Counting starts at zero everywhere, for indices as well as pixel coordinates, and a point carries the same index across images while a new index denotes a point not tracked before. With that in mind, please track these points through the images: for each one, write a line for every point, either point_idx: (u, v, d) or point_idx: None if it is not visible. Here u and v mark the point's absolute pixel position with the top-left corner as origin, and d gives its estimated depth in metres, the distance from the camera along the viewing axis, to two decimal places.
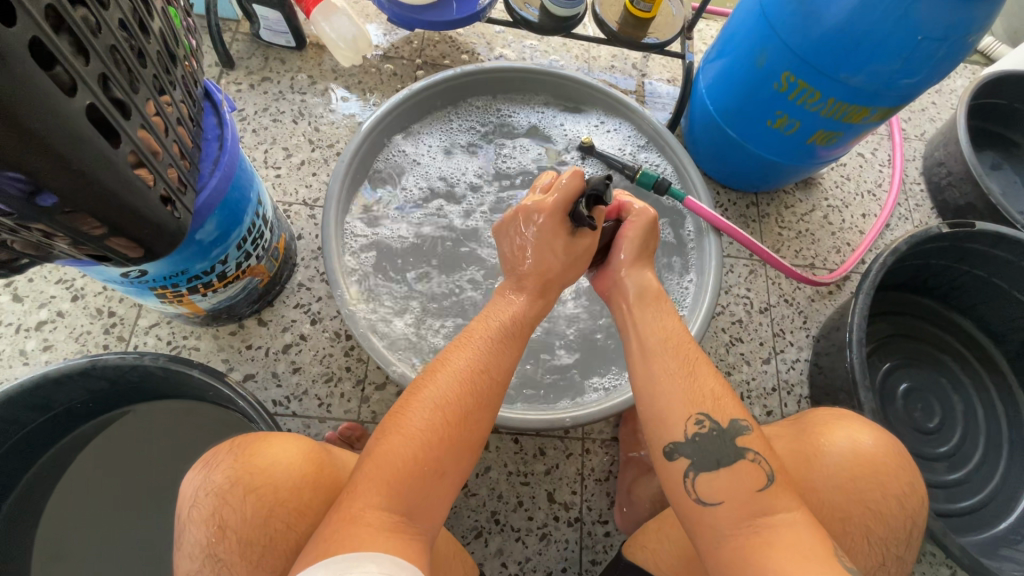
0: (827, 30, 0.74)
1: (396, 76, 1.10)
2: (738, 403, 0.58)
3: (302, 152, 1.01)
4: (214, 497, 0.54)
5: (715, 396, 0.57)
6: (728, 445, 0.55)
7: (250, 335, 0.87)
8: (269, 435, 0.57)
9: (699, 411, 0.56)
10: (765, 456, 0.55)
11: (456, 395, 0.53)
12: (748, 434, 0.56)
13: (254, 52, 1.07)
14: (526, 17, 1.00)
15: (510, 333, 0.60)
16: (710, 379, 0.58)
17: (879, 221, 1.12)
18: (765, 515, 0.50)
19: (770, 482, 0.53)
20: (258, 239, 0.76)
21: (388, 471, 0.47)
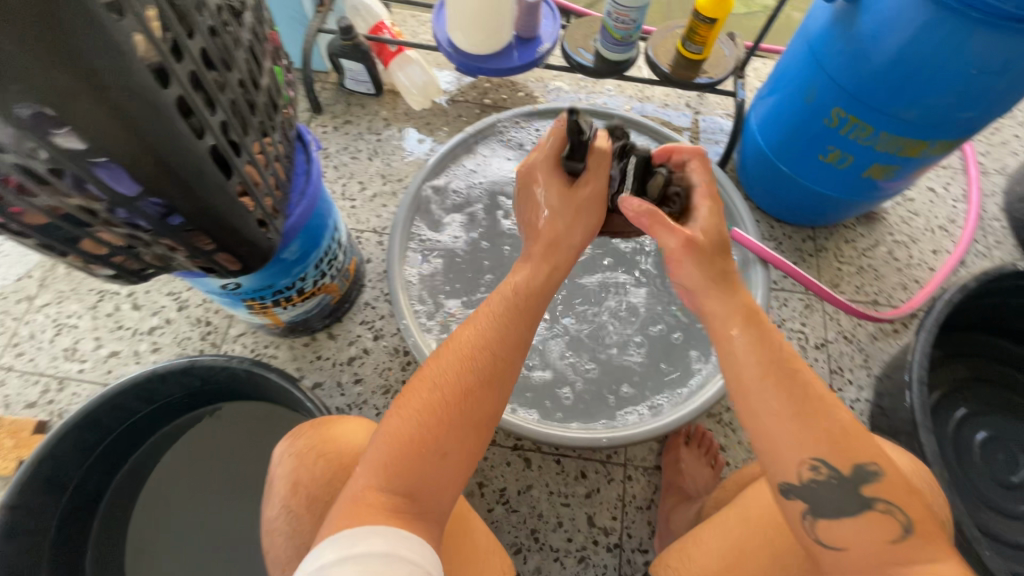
0: (876, 67, 0.75)
1: (461, 118, 1.21)
2: (865, 445, 0.50)
3: (374, 185, 1.12)
4: (295, 458, 0.61)
5: (833, 439, 0.49)
6: (852, 497, 0.49)
7: (320, 347, 0.96)
8: (344, 416, 0.66)
9: (814, 457, 0.49)
10: (900, 507, 0.49)
11: (454, 377, 0.55)
12: (879, 483, 0.49)
13: (339, 99, 1.21)
14: (581, 62, 1.07)
15: (514, 301, 0.60)
16: (824, 419, 0.50)
17: (952, 259, 1.06)
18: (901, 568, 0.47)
19: (906, 532, 0.48)
20: (332, 261, 0.86)
21: (390, 452, 0.50)
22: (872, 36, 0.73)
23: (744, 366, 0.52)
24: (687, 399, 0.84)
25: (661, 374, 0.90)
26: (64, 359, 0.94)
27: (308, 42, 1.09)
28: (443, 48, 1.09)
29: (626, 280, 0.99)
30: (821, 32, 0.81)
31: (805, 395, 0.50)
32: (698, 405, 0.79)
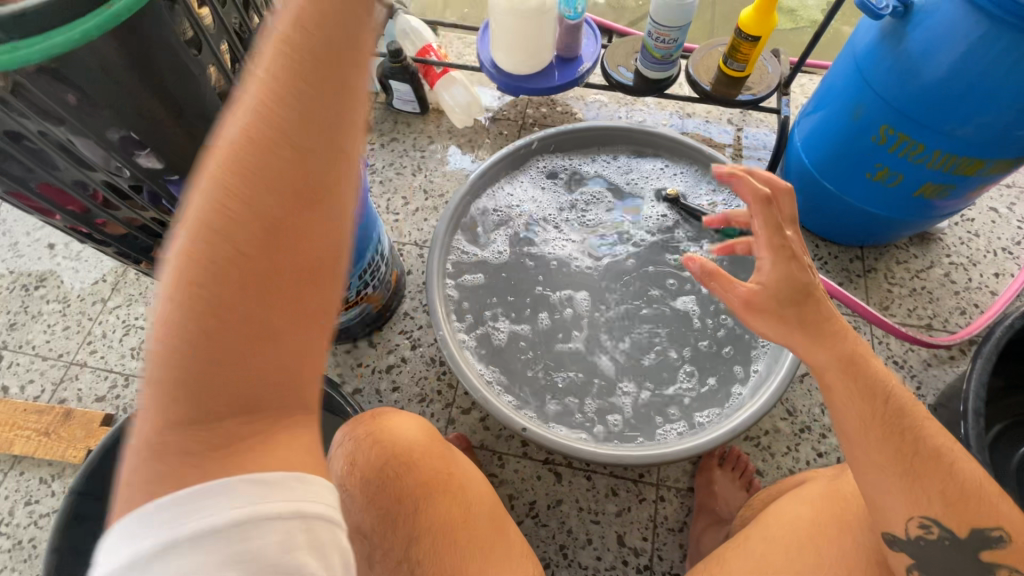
0: (927, 84, 0.72)
1: (501, 135, 1.24)
2: (987, 507, 0.53)
3: (417, 200, 1.17)
4: (355, 443, 0.64)
5: (949, 498, 0.53)
6: (968, 558, 0.53)
7: (361, 354, 1.00)
8: (402, 411, 0.67)
9: (924, 516, 0.53)
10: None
11: (213, 236, 0.34)
12: (1002, 547, 0.52)
13: (387, 117, 1.27)
14: (620, 81, 1.09)
15: (304, 71, 0.34)
16: (941, 480, 0.53)
17: (1016, 283, 1.00)
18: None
19: None
20: (375, 272, 0.90)
21: (177, 361, 0.35)
22: (921, 52, 0.71)
23: (849, 423, 0.56)
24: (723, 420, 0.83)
25: (697, 394, 0.89)
26: (131, 357, 1.02)
27: None
28: (486, 69, 1.12)
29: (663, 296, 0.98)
30: (867, 48, 0.79)
31: (916, 454, 0.54)
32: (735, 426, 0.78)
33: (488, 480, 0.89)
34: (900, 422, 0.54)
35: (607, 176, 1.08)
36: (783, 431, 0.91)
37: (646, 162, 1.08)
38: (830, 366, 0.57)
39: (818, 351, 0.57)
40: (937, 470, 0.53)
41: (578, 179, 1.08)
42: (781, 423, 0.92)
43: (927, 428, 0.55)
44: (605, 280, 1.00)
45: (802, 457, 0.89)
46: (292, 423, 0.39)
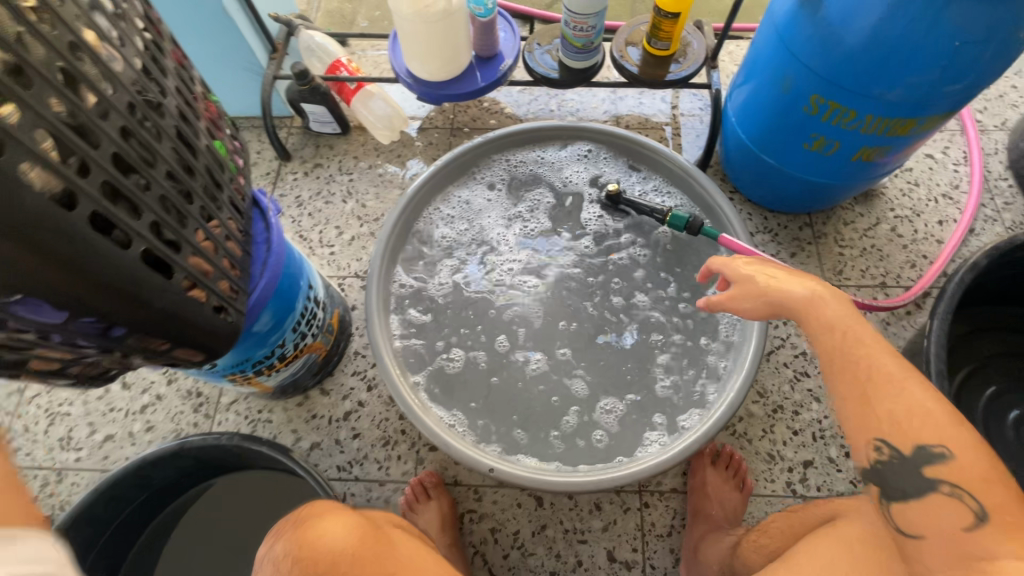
0: (850, 49, 0.70)
1: (432, 145, 1.17)
2: (935, 428, 0.51)
3: (352, 228, 1.09)
4: (273, 565, 0.58)
5: (897, 420, 0.52)
6: (914, 478, 0.51)
7: (314, 405, 0.94)
8: (327, 512, 0.60)
9: (876, 437, 0.53)
10: (971, 491, 0.48)
11: None
12: (946, 464, 0.50)
13: (306, 142, 1.18)
14: (545, 74, 1.03)
15: None
16: (889, 401, 0.53)
17: (959, 228, 1.01)
18: (983, 560, 0.45)
19: (981, 520, 0.47)
20: (312, 320, 0.83)
21: None
22: (840, 17, 0.69)
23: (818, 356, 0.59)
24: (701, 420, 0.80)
25: (667, 392, 0.86)
26: (60, 449, 0.93)
27: (265, 92, 1.06)
28: (402, 79, 1.05)
29: (620, 295, 0.95)
30: (788, 17, 0.76)
31: (873, 379, 0.54)
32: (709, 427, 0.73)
33: (467, 517, 0.86)
34: (851, 349, 0.57)
35: (543, 180, 1.03)
36: (757, 415, 0.90)
37: (581, 156, 1.04)
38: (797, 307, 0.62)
39: (795, 297, 0.63)
40: (889, 391, 0.53)
41: (512, 189, 1.03)
42: (754, 406, 0.91)
43: (875, 357, 0.56)
44: (558, 287, 0.96)
45: (779, 438, 0.89)
46: None
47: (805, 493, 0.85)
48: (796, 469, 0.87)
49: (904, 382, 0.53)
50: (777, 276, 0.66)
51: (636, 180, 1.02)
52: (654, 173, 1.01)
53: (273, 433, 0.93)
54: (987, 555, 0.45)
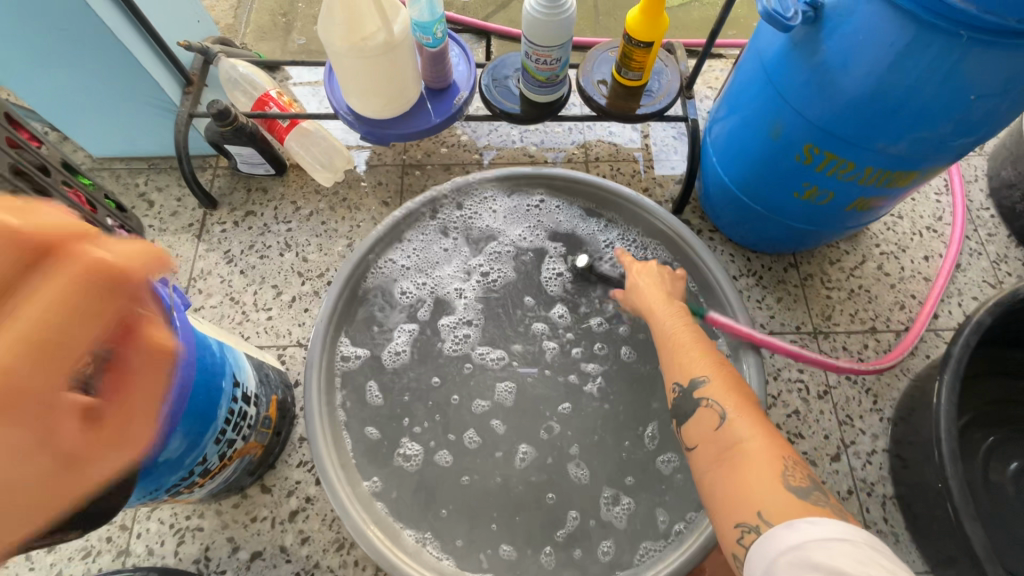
0: (850, 98, 0.62)
1: (381, 185, 1.04)
2: (696, 362, 0.61)
3: (292, 287, 0.95)
4: None
5: (679, 363, 0.62)
6: (689, 402, 0.58)
7: (254, 505, 0.81)
8: None
9: (674, 381, 0.61)
10: (718, 401, 0.56)
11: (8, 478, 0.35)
12: (705, 386, 0.58)
13: (235, 185, 1.04)
14: (507, 109, 0.92)
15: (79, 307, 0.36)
16: (681, 356, 0.63)
17: (946, 266, 0.96)
18: (728, 448, 0.53)
19: (724, 417, 0.55)
20: (241, 422, 0.70)
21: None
22: (840, 63, 0.60)
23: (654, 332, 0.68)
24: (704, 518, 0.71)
25: (657, 471, 0.78)
26: None
27: (180, 134, 0.91)
28: (341, 115, 0.91)
29: (598, 359, 0.86)
30: (778, 56, 0.68)
31: (674, 339, 0.65)
32: (709, 534, 0.66)
33: None
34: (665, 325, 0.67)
35: (498, 239, 0.93)
36: None
37: (532, 204, 0.94)
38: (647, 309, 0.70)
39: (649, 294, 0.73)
40: (681, 347, 0.63)
41: (467, 251, 0.93)
42: None
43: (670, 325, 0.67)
44: (529, 354, 0.86)
45: None
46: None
47: None
48: None
49: (694, 344, 0.63)
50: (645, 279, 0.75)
51: (596, 232, 0.93)
52: (619, 223, 0.93)
53: (205, 542, 0.79)
54: (735, 442, 0.53)
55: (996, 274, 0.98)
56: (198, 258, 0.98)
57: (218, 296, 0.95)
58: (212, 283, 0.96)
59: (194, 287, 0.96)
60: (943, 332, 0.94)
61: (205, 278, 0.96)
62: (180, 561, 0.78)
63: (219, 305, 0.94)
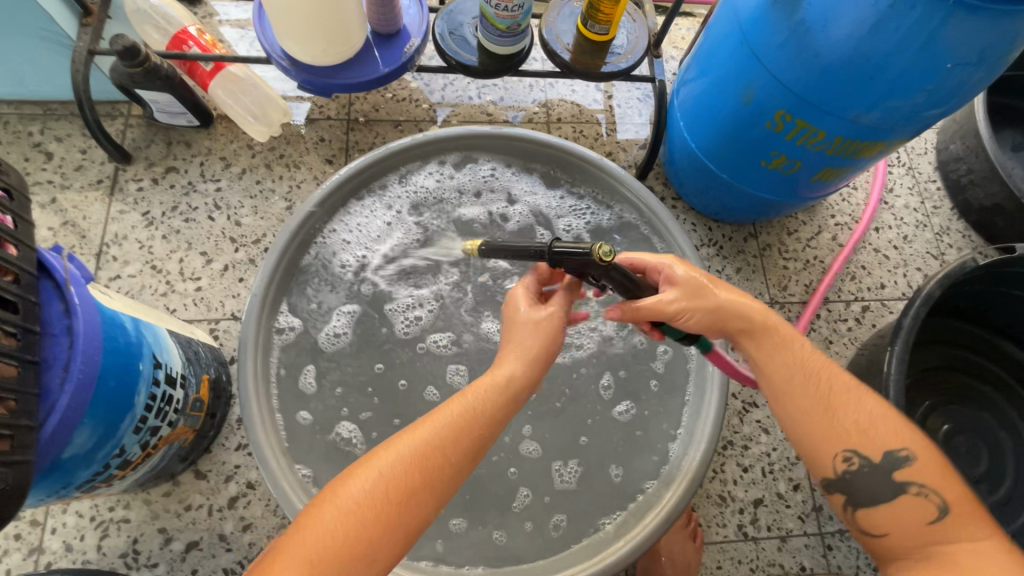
0: (828, 61, 0.59)
1: (323, 142, 0.94)
2: (895, 432, 0.55)
3: (223, 254, 0.86)
4: None
5: (861, 429, 0.55)
6: (881, 481, 0.55)
7: (187, 493, 0.74)
8: None
9: (847, 449, 0.55)
10: (935, 489, 0.53)
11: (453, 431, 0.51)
12: (910, 466, 0.54)
13: (153, 137, 0.91)
14: (463, 61, 0.84)
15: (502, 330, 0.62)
16: (854, 412, 0.56)
17: (869, 206, 0.98)
18: (942, 545, 0.51)
19: (941, 513, 0.53)
20: (166, 407, 0.62)
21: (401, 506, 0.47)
22: (821, 22, 0.58)
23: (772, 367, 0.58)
24: (665, 493, 0.71)
25: (619, 432, 0.78)
26: None
27: (78, 72, 0.78)
28: (275, 61, 0.80)
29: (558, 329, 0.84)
30: (755, 14, 0.64)
31: (830, 394, 0.56)
32: (671, 507, 0.67)
33: None
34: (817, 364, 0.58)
35: (454, 197, 0.88)
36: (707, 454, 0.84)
37: (486, 174, 0.89)
38: (756, 325, 0.59)
39: (741, 312, 0.59)
40: (848, 403, 0.56)
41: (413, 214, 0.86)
42: None
43: (822, 370, 0.57)
44: (488, 328, 0.83)
45: (729, 478, 0.83)
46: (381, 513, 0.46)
47: (756, 534, 0.81)
48: (747, 509, 0.81)
49: (858, 393, 0.57)
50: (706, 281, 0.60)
51: (568, 203, 0.88)
52: (590, 195, 0.87)
53: (133, 534, 0.72)
54: (951, 542, 0.51)
55: (938, 245, 1.01)
56: (111, 221, 0.86)
57: (137, 265, 0.84)
58: (128, 250, 0.85)
59: (108, 253, 0.84)
60: (888, 301, 0.97)
61: (120, 244, 0.85)
62: (104, 556, 0.71)
63: (138, 274, 0.84)
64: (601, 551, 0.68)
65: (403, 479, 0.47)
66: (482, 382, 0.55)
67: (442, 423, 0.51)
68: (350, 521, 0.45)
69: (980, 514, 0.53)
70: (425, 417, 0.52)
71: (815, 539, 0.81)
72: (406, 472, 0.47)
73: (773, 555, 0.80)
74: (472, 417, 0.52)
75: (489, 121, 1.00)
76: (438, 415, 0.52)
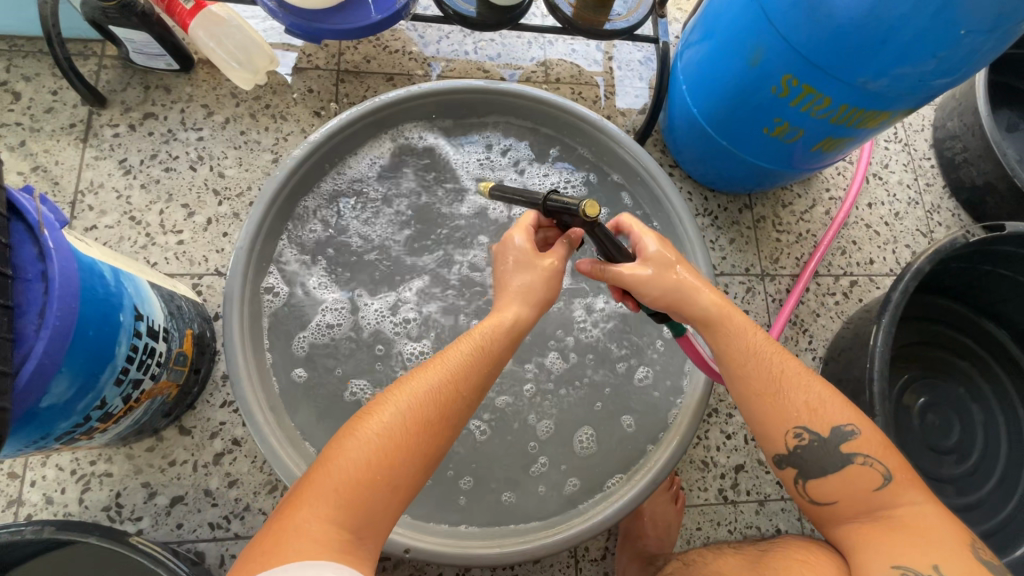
0: (840, 24, 0.57)
1: (312, 93, 0.90)
2: (839, 408, 0.57)
3: (206, 208, 0.83)
4: None
5: (811, 408, 0.57)
6: (834, 455, 0.56)
7: (171, 449, 0.73)
8: None
9: (796, 425, 0.56)
10: (878, 458, 0.55)
11: (465, 368, 0.53)
12: (855, 439, 0.56)
13: (130, 80, 0.86)
14: (461, 11, 0.80)
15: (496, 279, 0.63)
16: (801, 391, 0.57)
17: (859, 172, 0.98)
18: (887, 510, 0.53)
19: (886, 480, 0.54)
20: (148, 360, 0.60)
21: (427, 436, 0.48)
22: None
23: (729, 345, 0.59)
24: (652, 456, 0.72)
25: (610, 393, 0.78)
26: None
27: (46, 4, 0.73)
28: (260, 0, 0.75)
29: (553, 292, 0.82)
30: None
31: (782, 375, 0.58)
32: (658, 471, 0.68)
33: (381, 565, 0.74)
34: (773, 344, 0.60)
35: (450, 157, 0.86)
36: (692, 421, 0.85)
37: (485, 143, 0.86)
38: (712, 315, 0.60)
39: (698, 301, 0.60)
40: (798, 384, 0.58)
41: (409, 170, 0.84)
42: None
43: (762, 350, 0.59)
44: (479, 291, 0.81)
45: (713, 444, 0.84)
46: (410, 442, 0.47)
47: (735, 498, 0.83)
48: (728, 474, 0.83)
49: (807, 375, 0.58)
50: (678, 262, 0.62)
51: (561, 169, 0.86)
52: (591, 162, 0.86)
53: (116, 488, 0.71)
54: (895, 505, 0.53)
55: (928, 223, 1.02)
56: (85, 167, 0.82)
57: (114, 215, 0.81)
58: (105, 199, 0.81)
59: (83, 202, 0.80)
60: (876, 277, 0.98)
61: (96, 192, 0.81)
62: (86, 509, 0.70)
63: (116, 225, 0.80)
64: (588, 511, 0.69)
65: (419, 412, 0.49)
66: (485, 326, 0.57)
67: (452, 362, 0.53)
68: (376, 448, 0.46)
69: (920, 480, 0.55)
70: (434, 358, 0.54)
71: (791, 503, 0.84)
72: (424, 403, 0.49)
73: (751, 518, 0.82)
74: (481, 355, 0.54)
75: (485, 78, 0.97)
76: (449, 355, 0.54)
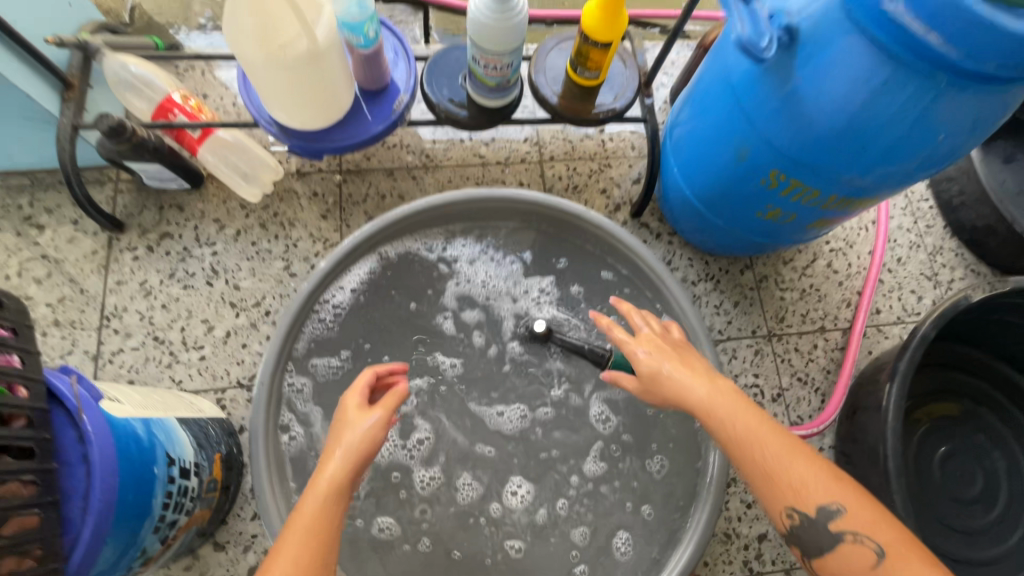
0: (821, 132, 0.59)
1: (317, 196, 0.94)
2: (827, 486, 0.56)
3: (224, 321, 0.86)
4: None
5: (796, 489, 0.56)
6: (824, 534, 0.56)
7: (208, 565, 0.76)
8: None
9: (787, 507, 0.56)
10: (868, 534, 0.54)
11: (304, 549, 0.52)
12: (843, 517, 0.55)
13: (144, 203, 0.90)
14: (451, 113, 0.83)
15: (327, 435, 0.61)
16: (787, 472, 0.56)
17: (883, 229, 0.99)
18: None
19: (881, 555, 0.53)
20: (182, 497, 0.63)
21: None
22: (810, 91, 0.57)
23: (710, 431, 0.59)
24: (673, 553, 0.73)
25: (628, 478, 0.80)
26: None
27: (65, 150, 0.78)
28: (263, 125, 0.79)
29: (565, 377, 0.84)
30: (747, 77, 0.63)
31: (770, 464, 0.56)
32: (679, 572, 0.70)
33: None
34: (754, 417, 0.59)
35: (445, 266, 0.88)
36: None
37: (477, 252, 0.88)
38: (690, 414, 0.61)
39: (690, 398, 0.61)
40: (786, 468, 0.56)
41: (411, 279, 0.86)
42: None
43: (735, 437, 0.58)
44: (489, 383, 0.84)
45: (734, 515, 0.85)
46: None
47: (761, 569, 0.83)
48: (752, 545, 0.84)
49: (796, 451, 0.57)
50: (670, 368, 0.62)
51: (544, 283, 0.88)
52: (577, 250, 0.88)
53: None
54: None
55: (932, 266, 1.02)
56: (109, 293, 0.86)
57: (138, 337, 0.84)
58: (129, 322, 0.85)
59: (109, 326, 0.84)
60: (884, 327, 0.98)
61: (119, 315, 0.85)
62: None
63: (141, 346, 0.84)
64: None
65: None
66: (309, 497, 0.55)
67: (284, 561, 0.51)
68: None
69: (922, 551, 0.53)
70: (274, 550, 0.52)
71: None
72: None
73: None
74: (317, 527, 0.53)
75: (482, 162, 1.00)
76: (286, 543, 0.52)
